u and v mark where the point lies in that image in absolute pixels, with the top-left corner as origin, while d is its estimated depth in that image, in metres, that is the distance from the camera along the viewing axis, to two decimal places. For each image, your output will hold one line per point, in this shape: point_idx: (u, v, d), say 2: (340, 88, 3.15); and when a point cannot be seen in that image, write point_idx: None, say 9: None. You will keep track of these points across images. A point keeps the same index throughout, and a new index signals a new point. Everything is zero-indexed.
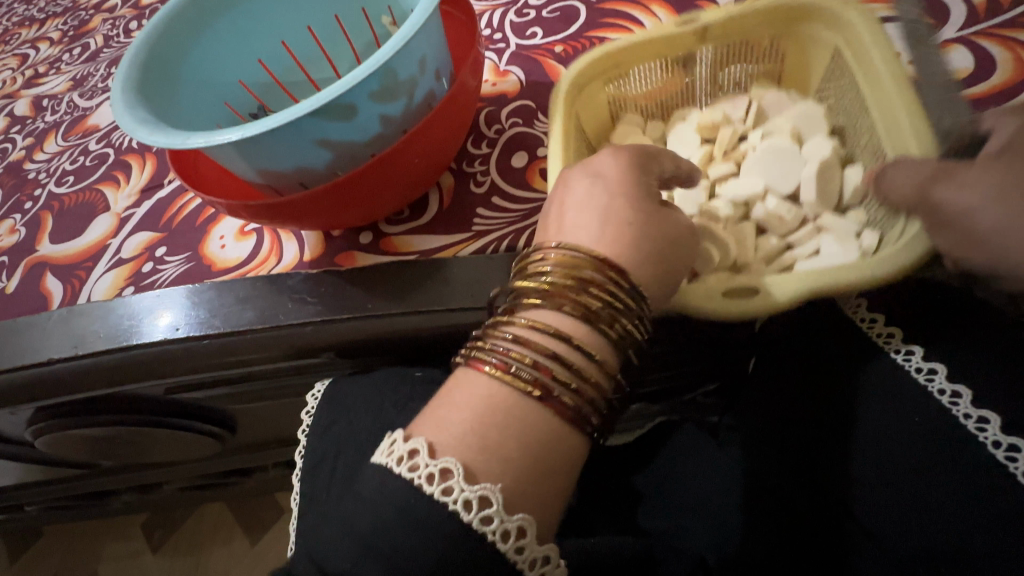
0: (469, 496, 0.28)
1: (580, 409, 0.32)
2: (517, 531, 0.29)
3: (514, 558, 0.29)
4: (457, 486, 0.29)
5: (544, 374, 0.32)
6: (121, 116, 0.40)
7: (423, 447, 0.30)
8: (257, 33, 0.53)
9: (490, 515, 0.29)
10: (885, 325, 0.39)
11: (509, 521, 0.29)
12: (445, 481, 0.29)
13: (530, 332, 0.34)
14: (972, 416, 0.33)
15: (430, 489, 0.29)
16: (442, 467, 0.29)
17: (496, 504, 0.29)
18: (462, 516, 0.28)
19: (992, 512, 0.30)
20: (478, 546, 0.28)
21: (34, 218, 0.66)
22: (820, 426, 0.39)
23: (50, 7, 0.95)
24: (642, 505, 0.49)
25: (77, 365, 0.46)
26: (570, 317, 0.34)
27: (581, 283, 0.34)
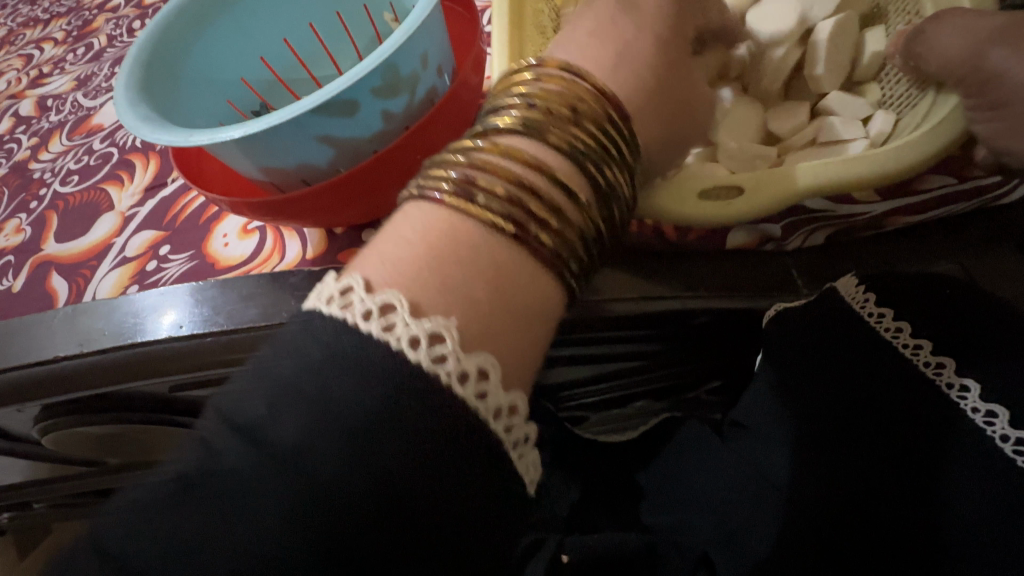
0: (417, 331, 0.24)
1: (553, 240, 0.28)
2: (480, 377, 0.25)
3: (475, 406, 0.24)
4: (401, 319, 0.24)
5: (522, 197, 0.28)
6: (124, 114, 0.40)
7: (356, 282, 0.26)
8: (259, 30, 0.53)
9: (443, 354, 0.24)
10: (893, 319, 0.39)
11: (465, 360, 0.24)
12: (386, 316, 0.25)
13: (493, 158, 0.29)
14: (980, 410, 0.34)
15: (366, 324, 0.24)
16: (384, 301, 0.25)
17: (451, 340, 0.25)
18: (415, 362, 0.24)
19: (1001, 504, 0.32)
20: (429, 387, 0.24)
21: (39, 218, 0.66)
22: (851, 421, 0.37)
23: (54, 7, 0.95)
24: (645, 502, 0.49)
25: (84, 363, 0.46)
26: (538, 141, 0.30)
27: (566, 113, 0.31)
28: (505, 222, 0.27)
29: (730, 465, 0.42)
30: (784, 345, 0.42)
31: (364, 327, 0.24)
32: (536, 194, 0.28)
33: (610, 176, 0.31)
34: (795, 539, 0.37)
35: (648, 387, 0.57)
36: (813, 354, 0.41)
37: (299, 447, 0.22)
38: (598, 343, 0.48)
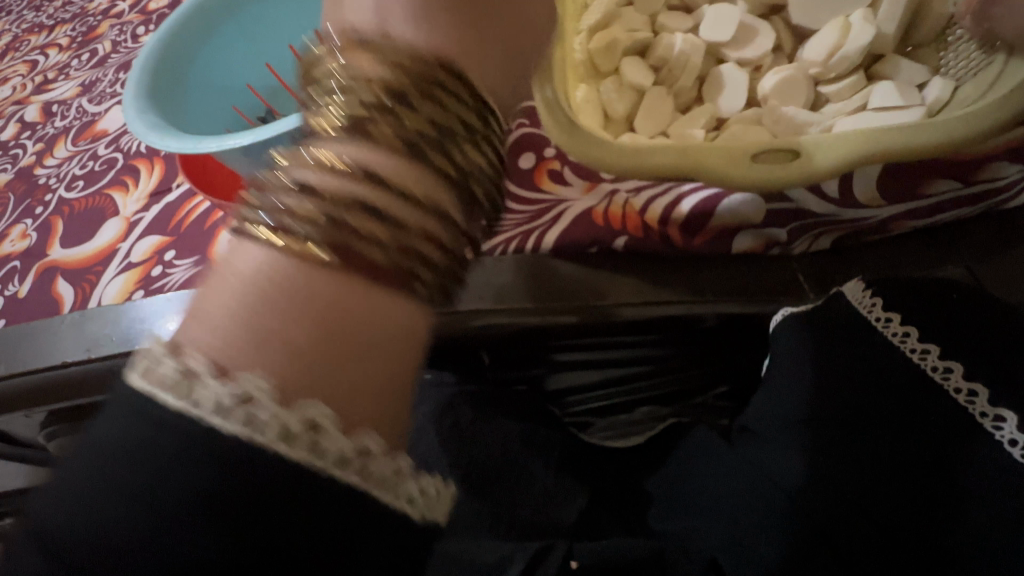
0: (295, 422, 0.19)
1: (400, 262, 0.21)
2: (322, 436, 0.19)
3: (327, 470, 0.19)
4: (205, 391, 0.18)
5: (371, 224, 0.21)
6: (133, 122, 0.41)
7: (158, 346, 0.19)
8: (265, 36, 0.53)
9: (325, 445, 0.19)
10: (900, 324, 0.39)
11: (296, 420, 0.19)
12: (191, 387, 0.18)
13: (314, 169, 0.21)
14: (989, 414, 0.34)
15: (164, 400, 0.18)
16: (244, 390, 0.18)
17: (272, 403, 0.18)
18: (237, 435, 0.18)
19: (1011, 508, 0.32)
20: (255, 465, 0.18)
21: (44, 223, 0.66)
22: (862, 430, 0.37)
23: (59, 14, 0.96)
24: (652, 507, 0.49)
25: (89, 369, 0.46)
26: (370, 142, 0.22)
27: (397, 94, 0.22)
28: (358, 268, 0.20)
29: (737, 470, 0.42)
30: (790, 356, 0.41)
31: (178, 404, 0.18)
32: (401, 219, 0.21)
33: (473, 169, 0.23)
34: (809, 551, 0.36)
35: (653, 392, 0.57)
36: (820, 362, 0.40)
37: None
38: (602, 350, 0.48)
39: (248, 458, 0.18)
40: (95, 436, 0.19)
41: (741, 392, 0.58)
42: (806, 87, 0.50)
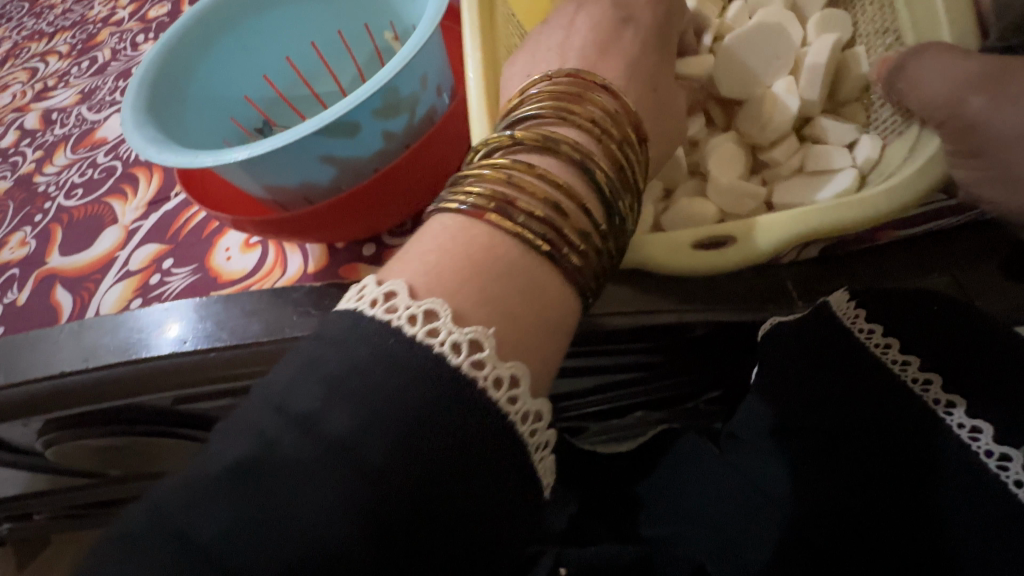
0: (458, 338, 0.26)
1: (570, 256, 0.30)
2: (511, 385, 0.26)
3: (506, 411, 0.26)
4: (444, 326, 0.26)
5: (544, 218, 0.30)
6: (132, 134, 0.41)
7: (399, 287, 0.27)
8: (262, 48, 0.54)
9: (481, 359, 0.26)
10: (882, 335, 0.39)
11: (501, 368, 0.26)
12: (428, 322, 0.26)
13: (523, 172, 0.31)
14: (965, 425, 0.35)
15: (408, 330, 0.26)
16: (425, 308, 0.26)
17: (489, 350, 0.26)
18: (460, 368, 0.25)
19: (985, 518, 0.32)
20: (469, 388, 0.25)
21: (43, 231, 0.67)
22: (855, 440, 0.37)
23: (60, 21, 0.96)
24: (642, 512, 0.50)
25: (89, 378, 0.47)
26: (564, 160, 0.32)
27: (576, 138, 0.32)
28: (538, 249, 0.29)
29: (725, 478, 0.43)
30: (777, 365, 0.42)
31: (380, 317, 0.26)
32: (561, 212, 0.30)
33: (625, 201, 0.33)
34: (795, 560, 0.37)
35: (643, 398, 0.57)
36: (806, 373, 0.41)
37: (377, 468, 0.23)
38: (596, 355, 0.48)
39: (455, 382, 0.25)
40: (336, 345, 0.26)
41: (732, 397, 0.59)
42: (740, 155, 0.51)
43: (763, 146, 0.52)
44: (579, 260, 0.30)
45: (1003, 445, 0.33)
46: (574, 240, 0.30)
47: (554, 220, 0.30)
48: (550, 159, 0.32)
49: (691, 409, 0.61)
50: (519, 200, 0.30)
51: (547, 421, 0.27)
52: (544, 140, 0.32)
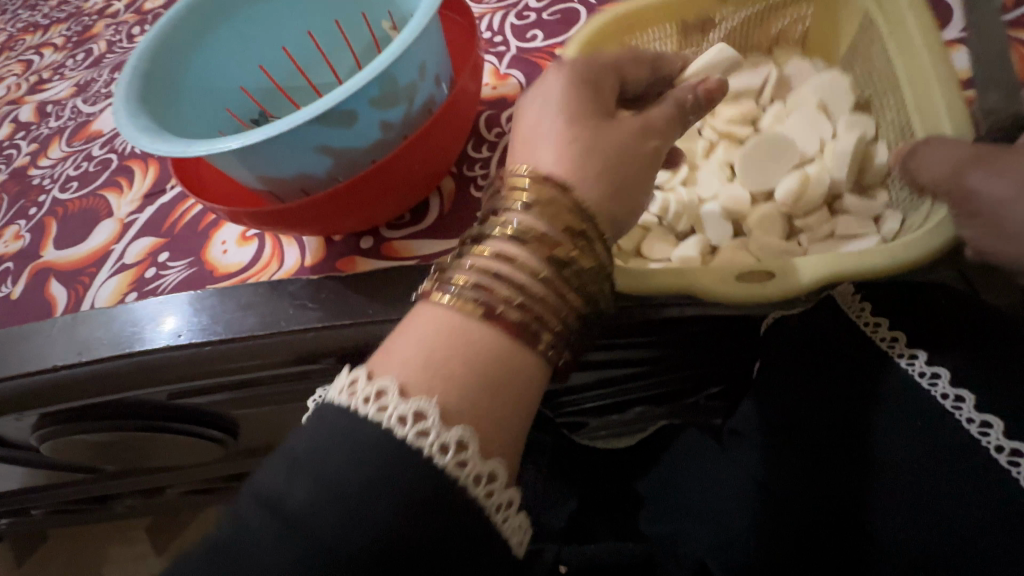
0: (404, 411, 0.28)
1: (537, 332, 0.31)
2: (459, 450, 0.28)
3: (455, 475, 0.27)
4: (391, 402, 0.28)
5: (523, 307, 0.31)
6: (124, 124, 0.40)
7: (360, 372, 0.30)
8: (258, 38, 0.53)
9: (426, 428, 0.28)
10: (889, 329, 0.39)
11: (446, 435, 0.27)
12: (379, 400, 0.28)
13: (485, 261, 0.33)
14: (975, 420, 0.34)
15: (363, 409, 0.28)
16: (379, 387, 0.29)
17: (432, 419, 0.28)
18: (406, 440, 0.27)
19: (999, 515, 0.32)
20: (416, 461, 0.27)
21: (38, 224, 0.66)
22: (831, 429, 0.39)
23: (55, 13, 0.95)
24: (643, 509, 0.49)
25: (82, 372, 0.47)
26: (524, 246, 0.33)
27: (533, 223, 0.33)
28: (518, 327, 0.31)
29: None
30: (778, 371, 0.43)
31: (343, 401, 0.29)
32: (528, 295, 0.32)
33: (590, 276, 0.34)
34: (785, 545, 0.39)
35: (645, 394, 0.57)
36: (791, 367, 0.43)
37: (329, 543, 0.25)
38: (598, 350, 0.48)
39: (400, 452, 0.27)
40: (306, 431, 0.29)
41: (733, 392, 0.59)
42: (780, 222, 0.48)
43: (797, 215, 0.48)
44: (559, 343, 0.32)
45: (1013, 440, 0.33)
46: (551, 332, 0.32)
47: (535, 314, 0.31)
48: (519, 245, 0.33)
49: (693, 404, 0.61)
50: (499, 303, 0.31)
51: (501, 481, 0.29)
52: (516, 227, 0.33)
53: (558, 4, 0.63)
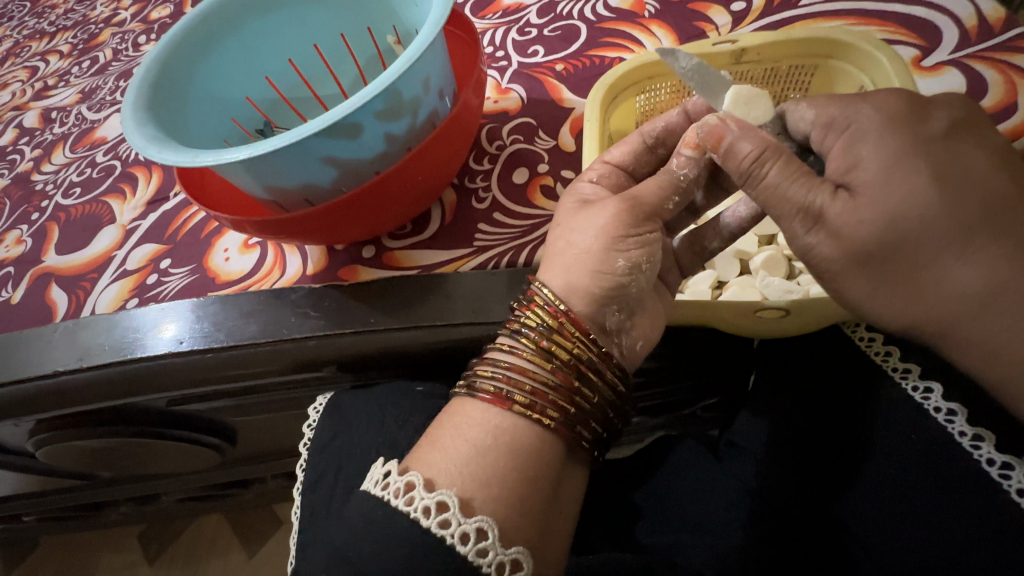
0: (429, 501, 0.31)
1: (546, 412, 0.35)
2: (478, 537, 0.30)
3: (478, 563, 0.30)
4: (418, 495, 0.31)
5: (535, 393, 0.35)
6: (132, 133, 0.41)
7: (394, 465, 0.33)
8: (264, 50, 0.54)
9: (448, 518, 0.30)
10: (883, 343, 0.42)
11: (465, 523, 0.30)
12: (408, 492, 0.32)
13: (505, 355, 0.37)
14: (967, 434, 0.35)
15: (395, 501, 0.31)
16: (407, 480, 0.32)
17: (453, 508, 0.31)
18: (429, 529, 0.30)
19: (992, 525, 0.33)
20: (438, 550, 0.30)
21: (40, 229, 0.66)
22: (824, 439, 0.42)
23: (61, 21, 0.96)
24: (641, 520, 0.47)
25: (82, 378, 0.47)
26: (534, 349, 0.36)
27: (537, 325, 0.36)
28: (528, 413, 0.34)
29: (724, 485, 0.44)
30: (771, 397, 0.46)
31: (378, 493, 0.32)
32: (538, 388, 0.35)
33: (600, 367, 0.37)
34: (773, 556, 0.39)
35: (642, 406, 0.57)
36: (777, 395, 0.45)
37: None
38: None
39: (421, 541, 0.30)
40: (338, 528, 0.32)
41: (728, 404, 0.60)
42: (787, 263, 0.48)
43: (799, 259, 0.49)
44: (574, 422, 0.36)
45: (1004, 454, 0.34)
46: (564, 416, 0.35)
47: (548, 398, 0.35)
48: (526, 348, 0.37)
49: (688, 415, 0.62)
50: (515, 391, 0.35)
51: (525, 570, 0.31)
52: (528, 334, 0.37)
53: (558, 20, 0.65)
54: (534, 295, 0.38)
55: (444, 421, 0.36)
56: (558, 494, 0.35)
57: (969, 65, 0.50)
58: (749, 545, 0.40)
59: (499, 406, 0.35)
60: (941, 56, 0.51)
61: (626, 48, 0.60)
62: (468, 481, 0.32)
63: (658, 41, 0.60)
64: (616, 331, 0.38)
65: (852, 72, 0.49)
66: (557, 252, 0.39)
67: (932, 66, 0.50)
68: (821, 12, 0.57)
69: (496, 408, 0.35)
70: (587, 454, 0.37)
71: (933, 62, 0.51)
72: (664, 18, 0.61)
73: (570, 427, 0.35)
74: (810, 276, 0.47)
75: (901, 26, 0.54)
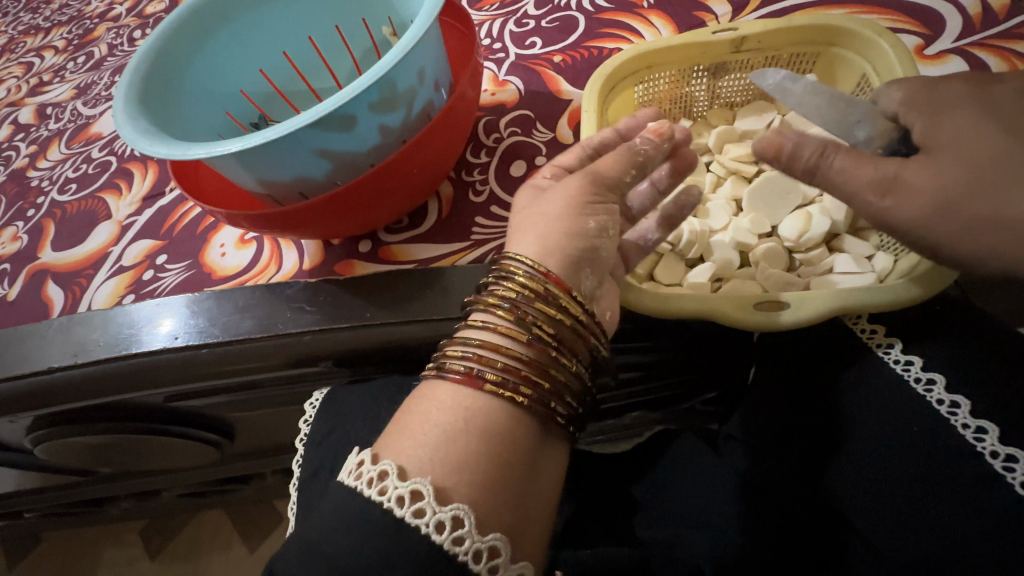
0: (401, 491, 0.31)
1: (520, 388, 0.34)
2: (454, 525, 0.30)
3: (454, 552, 0.30)
4: (390, 484, 0.31)
5: (508, 370, 0.34)
6: (123, 126, 0.40)
7: (366, 454, 0.33)
8: (257, 42, 0.53)
9: (423, 508, 0.30)
10: (885, 335, 0.41)
11: (440, 512, 0.30)
12: (381, 481, 0.31)
13: (479, 332, 0.37)
14: (970, 425, 0.35)
15: (366, 491, 0.31)
16: (380, 469, 0.32)
17: (427, 497, 0.30)
18: (403, 519, 0.30)
19: (997, 519, 0.32)
20: (412, 541, 0.29)
21: (36, 226, 0.66)
22: (827, 436, 0.41)
23: (56, 16, 0.96)
24: (638, 514, 0.48)
25: (75, 373, 0.46)
26: (512, 322, 0.36)
27: (512, 297, 0.36)
28: (505, 391, 0.34)
29: (725, 479, 0.44)
30: (773, 395, 0.46)
31: (351, 482, 0.32)
32: (513, 363, 0.35)
33: (574, 342, 0.37)
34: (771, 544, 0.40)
35: (641, 400, 0.57)
36: (771, 392, 0.46)
37: None
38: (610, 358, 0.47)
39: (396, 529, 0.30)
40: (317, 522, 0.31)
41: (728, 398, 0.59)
42: (784, 257, 0.48)
43: (799, 250, 0.48)
44: (549, 398, 0.35)
45: (1008, 446, 0.33)
46: (539, 393, 0.35)
47: (521, 374, 0.34)
48: (502, 323, 0.36)
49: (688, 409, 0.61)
50: (487, 370, 0.35)
51: (505, 556, 0.31)
52: (506, 308, 0.36)
53: (556, 11, 0.64)
54: (510, 265, 0.37)
55: (415, 407, 0.35)
56: (548, 479, 0.35)
57: (972, 53, 0.49)
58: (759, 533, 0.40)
59: (472, 387, 0.34)
60: (945, 44, 0.50)
61: (624, 39, 0.59)
62: (461, 477, 0.32)
63: (657, 32, 0.59)
64: (591, 296, 0.38)
65: (855, 60, 0.49)
66: (542, 229, 0.38)
67: (934, 54, 0.50)
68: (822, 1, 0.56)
69: (467, 389, 0.34)
70: (566, 434, 0.37)
71: (936, 50, 0.50)
72: (663, 8, 0.61)
73: (545, 404, 0.35)
74: (811, 269, 0.47)
75: (904, 14, 0.53)
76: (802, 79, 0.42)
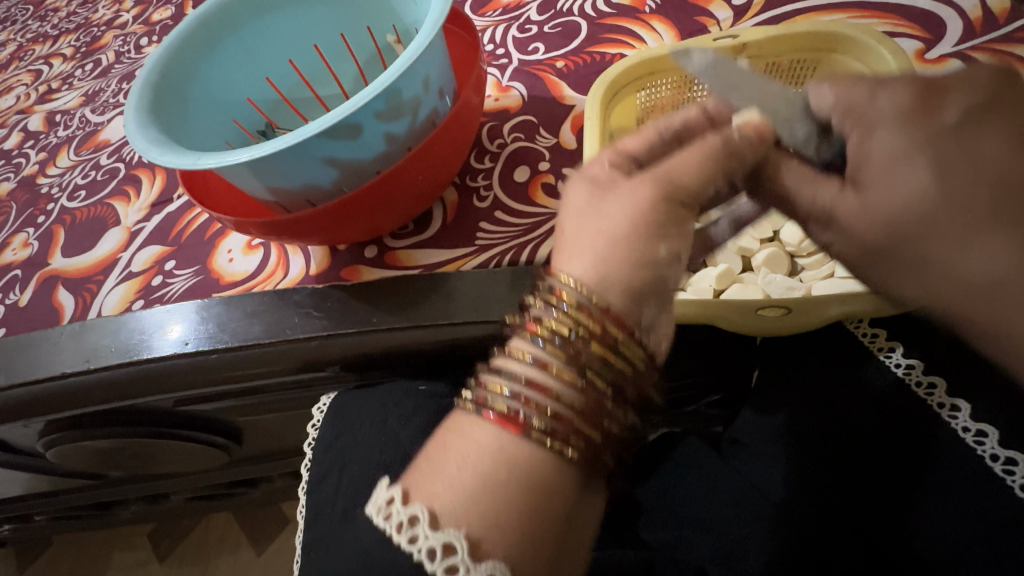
0: (433, 543, 0.29)
1: (569, 441, 0.31)
2: None
3: None
4: (421, 533, 0.29)
5: (558, 419, 0.32)
6: (134, 136, 0.41)
7: (397, 493, 0.31)
8: (264, 51, 0.54)
9: (455, 563, 0.29)
10: (886, 339, 0.42)
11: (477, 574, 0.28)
12: (412, 527, 0.30)
13: (525, 365, 0.33)
14: (971, 429, 0.36)
15: (397, 535, 0.30)
16: (410, 514, 0.30)
17: (461, 553, 0.29)
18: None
19: (995, 520, 0.33)
20: None
21: (45, 233, 0.67)
22: (832, 438, 0.41)
23: (63, 24, 0.97)
24: (642, 517, 0.48)
25: (88, 378, 0.47)
26: (565, 359, 0.33)
27: (567, 330, 0.33)
28: (554, 445, 0.31)
29: (729, 480, 0.44)
30: (777, 392, 0.45)
31: (382, 523, 0.31)
32: (564, 410, 0.32)
33: (629, 385, 0.34)
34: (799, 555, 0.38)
35: None
36: (780, 395, 0.45)
37: None
38: None
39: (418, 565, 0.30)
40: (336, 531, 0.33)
41: (731, 400, 0.59)
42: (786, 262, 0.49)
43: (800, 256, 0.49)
44: (598, 451, 0.32)
45: (1008, 449, 0.34)
46: (588, 445, 0.32)
47: (572, 423, 0.32)
48: (551, 357, 0.33)
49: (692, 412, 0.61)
50: (533, 415, 0.32)
51: None
52: (558, 342, 0.33)
53: (559, 17, 0.64)
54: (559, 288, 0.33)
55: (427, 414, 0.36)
56: None
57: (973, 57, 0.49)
58: (780, 548, 0.39)
59: (513, 432, 0.31)
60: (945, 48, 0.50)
61: (626, 44, 0.60)
62: None
63: (659, 37, 0.59)
64: (649, 329, 0.34)
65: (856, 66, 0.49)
66: None
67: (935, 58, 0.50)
68: (823, 6, 0.56)
69: (508, 433, 0.31)
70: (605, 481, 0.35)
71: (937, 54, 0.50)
72: (665, 13, 0.61)
73: (593, 457, 0.32)
74: (813, 272, 0.47)
75: (905, 19, 0.53)
76: (718, 67, 0.43)
